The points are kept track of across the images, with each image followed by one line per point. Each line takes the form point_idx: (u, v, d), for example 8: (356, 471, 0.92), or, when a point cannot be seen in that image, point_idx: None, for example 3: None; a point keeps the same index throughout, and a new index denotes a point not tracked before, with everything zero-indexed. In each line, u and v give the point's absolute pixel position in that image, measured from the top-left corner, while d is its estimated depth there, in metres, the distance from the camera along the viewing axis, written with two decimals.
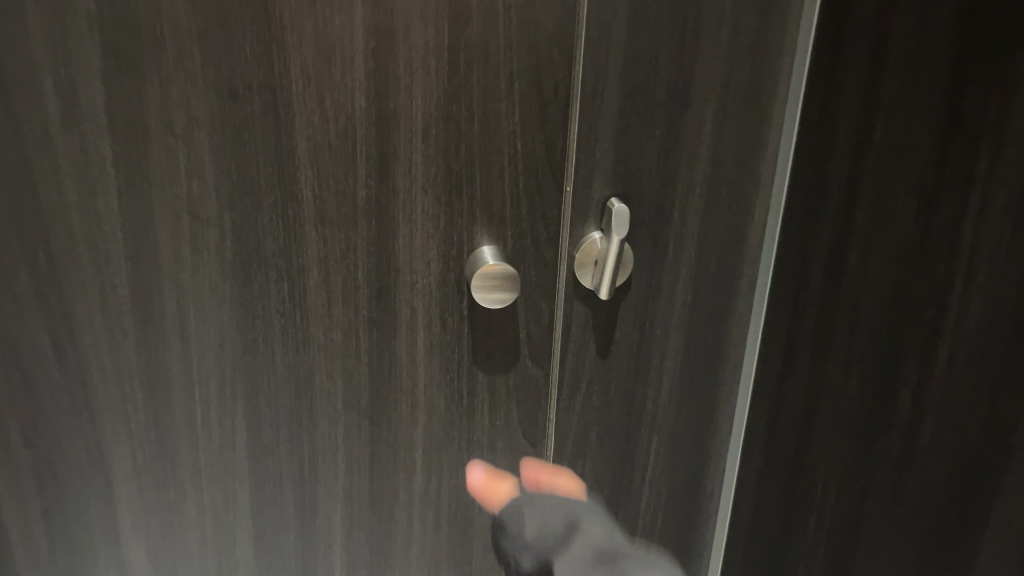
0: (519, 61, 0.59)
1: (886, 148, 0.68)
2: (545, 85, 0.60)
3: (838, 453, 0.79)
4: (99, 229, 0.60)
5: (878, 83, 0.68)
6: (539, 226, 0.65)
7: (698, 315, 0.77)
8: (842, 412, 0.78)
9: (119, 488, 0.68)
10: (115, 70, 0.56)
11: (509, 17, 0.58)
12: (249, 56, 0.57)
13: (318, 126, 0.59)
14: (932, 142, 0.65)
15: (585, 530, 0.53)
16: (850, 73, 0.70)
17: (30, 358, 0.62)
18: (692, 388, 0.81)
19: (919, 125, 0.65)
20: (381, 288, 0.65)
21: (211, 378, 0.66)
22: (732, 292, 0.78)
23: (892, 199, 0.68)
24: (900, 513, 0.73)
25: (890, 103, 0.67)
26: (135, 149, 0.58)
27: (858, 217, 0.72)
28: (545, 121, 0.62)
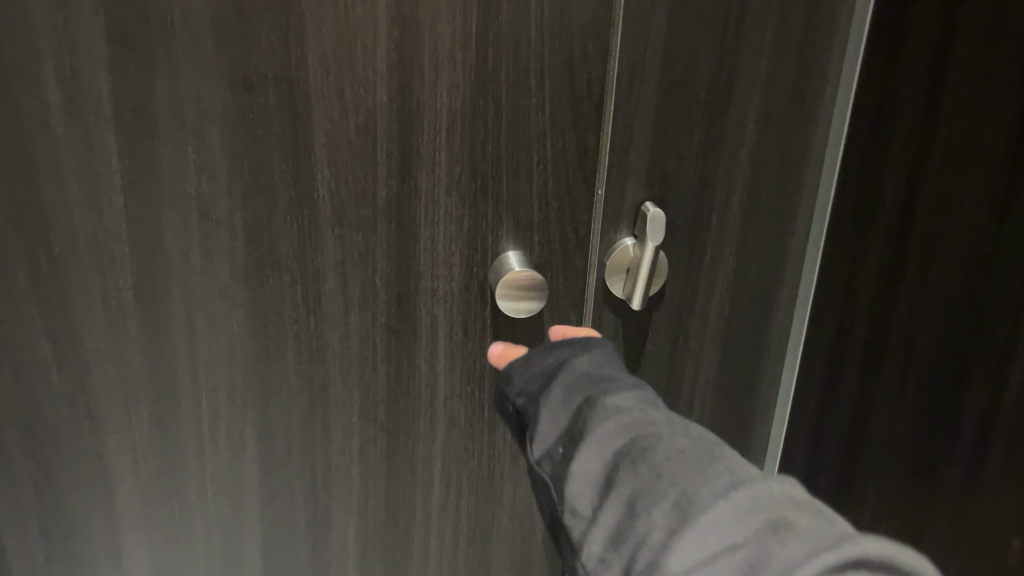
0: (551, 54, 0.56)
1: (953, 151, 0.62)
2: (578, 80, 0.57)
3: (890, 481, 0.72)
4: (103, 227, 0.56)
5: (944, 80, 0.62)
6: (569, 231, 0.62)
7: (732, 326, 0.73)
8: (896, 436, 0.71)
9: (121, 501, 0.65)
10: (123, 59, 0.53)
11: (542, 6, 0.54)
12: (265, 45, 0.53)
13: (338, 121, 0.56)
14: (1002, 142, 0.58)
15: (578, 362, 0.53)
16: (912, 70, 0.65)
17: (29, 363, 0.59)
18: (725, 405, 0.77)
19: (991, 128, 0.59)
20: (401, 295, 0.61)
21: (220, 387, 0.62)
22: (772, 304, 0.74)
23: (957, 205, 0.62)
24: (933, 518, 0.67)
25: (957, 100, 0.62)
26: (142, 143, 0.55)
27: (919, 225, 0.66)
28: (578, 119, 0.58)
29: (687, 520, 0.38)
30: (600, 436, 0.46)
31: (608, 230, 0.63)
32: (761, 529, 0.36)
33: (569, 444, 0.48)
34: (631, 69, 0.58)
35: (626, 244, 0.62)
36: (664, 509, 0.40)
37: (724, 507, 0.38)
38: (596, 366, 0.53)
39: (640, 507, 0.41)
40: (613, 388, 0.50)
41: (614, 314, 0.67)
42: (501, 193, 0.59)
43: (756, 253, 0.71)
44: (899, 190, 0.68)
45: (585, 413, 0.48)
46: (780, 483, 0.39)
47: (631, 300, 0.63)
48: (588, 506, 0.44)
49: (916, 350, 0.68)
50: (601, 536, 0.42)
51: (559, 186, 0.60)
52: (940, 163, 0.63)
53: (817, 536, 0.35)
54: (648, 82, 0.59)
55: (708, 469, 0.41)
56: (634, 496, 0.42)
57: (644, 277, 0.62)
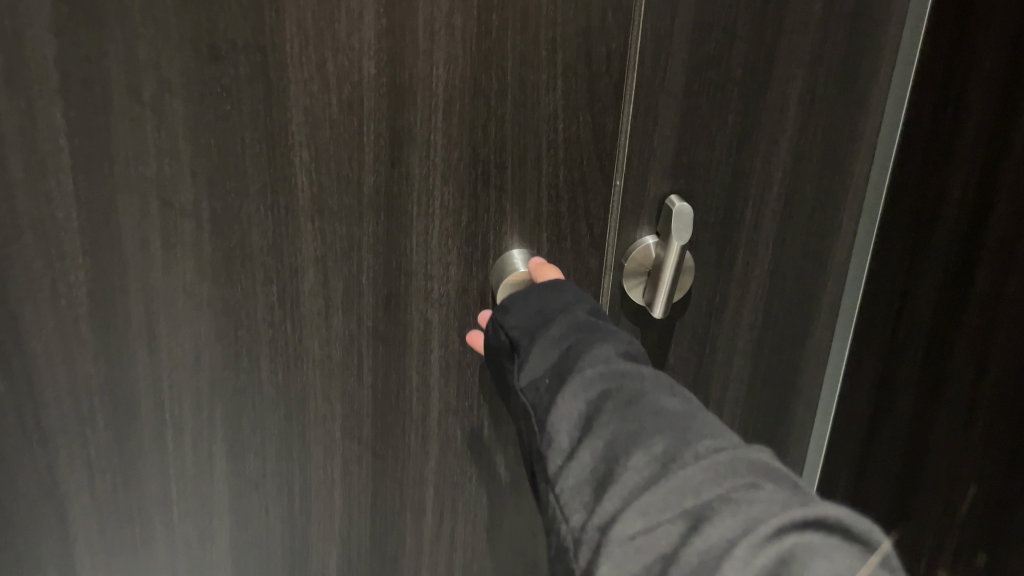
0: (565, 22, 0.48)
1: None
2: (596, 52, 0.49)
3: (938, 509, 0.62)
4: (50, 214, 0.50)
5: None
6: (582, 229, 0.54)
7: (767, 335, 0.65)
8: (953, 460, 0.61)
9: (75, 522, 0.58)
10: (70, 20, 0.46)
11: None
12: (234, 7, 0.46)
13: (318, 96, 0.49)
14: None
15: (579, 307, 0.49)
16: (989, 45, 0.56)
17: None
18: (751, 421, 0.70)
19: None
20: (390, 296, 0.54)
21: (184, 396, 0.55)
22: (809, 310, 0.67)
23: None
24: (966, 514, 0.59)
25: None
26: (94, 118, 0.48)
27: (992, 222, 0.57)
28: (594, 98, 0.51)
29: (665, 471, 0.35)
30: (589, 377, 0.42)
31: (625, 226, 0.55)
32: (740, 489, 0.33)
33: (554, 380, 0.44)
34: (656, 43, 0.51)
35: (648, 241, 0.56)
36: (644, 456, 0.36)
37: (706, 461, 0.35)
38: (592, 312, 0.49)
39: (620, 453, 0.38)
40: (608, 336, 0.46)
41: (632, 322, 0.59)
42: (505, 183, 0.52)
43: (792, 256, 0.63)
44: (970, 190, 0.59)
45: (576, 355, 0.45)
46: (763, 452, 0.36)
47: (653, 306, 0.56)
48: (568, 443, 0.41)
49: (977, 377, 0.59)
50: (573, 477, 0.39)
51: (570, 176, 0.52)
52: (1015, 161, 0.54)
53: (786, 500, 0.32)
54: (674, 59, 0.51)
55: (693, 427, 0.38)
56: (614, 440, 0.38)
57: (665, 280, 0.55)
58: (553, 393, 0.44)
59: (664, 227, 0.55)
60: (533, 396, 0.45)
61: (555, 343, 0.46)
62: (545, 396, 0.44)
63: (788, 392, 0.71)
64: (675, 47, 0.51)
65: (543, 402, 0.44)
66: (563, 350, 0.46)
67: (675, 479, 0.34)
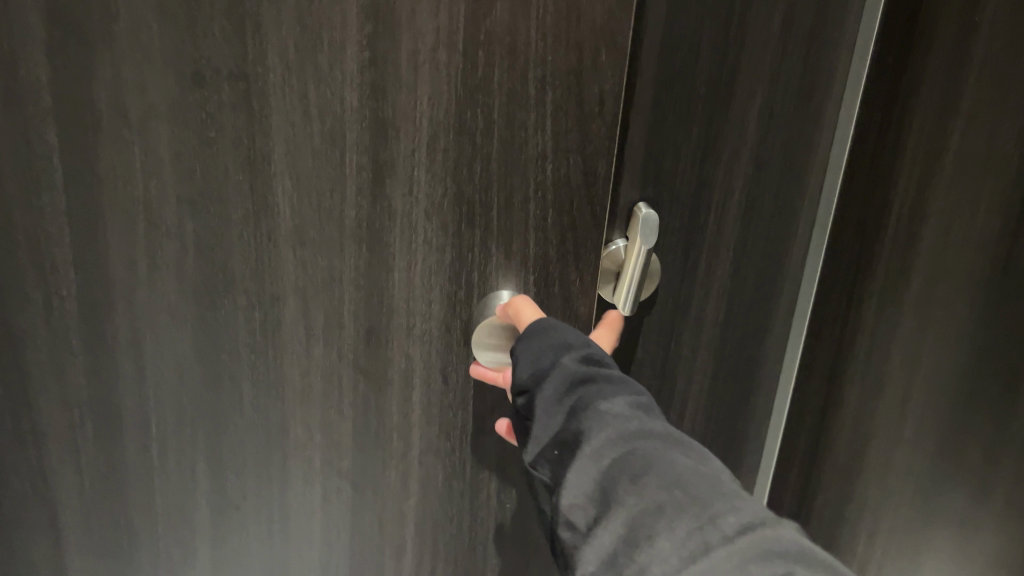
0: (557, 61, 0.46)
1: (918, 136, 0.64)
2: (589, 92, 0.47)
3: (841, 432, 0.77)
4: (45, 228, 0.51)
5: (926, 78, 0.63)
6: (572, 274, 0.51)
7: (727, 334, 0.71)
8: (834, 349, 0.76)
9: (66, 523, 0.59)
10: (63, 43, 0.47)
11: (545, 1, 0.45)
12: (217, 34, 0.46)
13: (299, 125, 0.48)
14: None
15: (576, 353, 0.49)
16: (914, 63, 0.63)
17: None
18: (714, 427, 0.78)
19: (997, 134, 0.58)
20: (371, 331, 0.52)
21: (168, 413, 0.55)
22: (773, 290, 0.73)
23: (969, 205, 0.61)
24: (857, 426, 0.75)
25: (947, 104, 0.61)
26: (86, 139, 0.49)
27: (893, 193, 0.67)
28: (588, 140, 0.48)
29: (693, 558, 0.37)
30: (600, 445, 0.44)
31: None
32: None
33: (565, 446, 0.46)
34: None
35: (615, 247, 0.57)
36: (668, 540, 0.38)
37: (733, 548, 0.37)
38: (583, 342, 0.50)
39: (640, 534, 0.39)
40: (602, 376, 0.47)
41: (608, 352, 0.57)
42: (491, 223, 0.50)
43: (755, 258, 0.69)
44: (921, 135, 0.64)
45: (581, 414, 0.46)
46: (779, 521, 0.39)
47: (619, 307, 0.56)
48: (585, 520, 0.42)
49: (901, 347, 0.69)
50: (593, 557, 0.40)
51: (561, 219, 0.50)
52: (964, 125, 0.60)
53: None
54: None
55: (708, 495, 0.40)
56: (634, 517, 0.40)
57: (633, 278, 0.55)
58: (566, 461, 0.45)
59: (632, 235, 0.56)
60: (548, 460, 0.46)
61: (560, 398, 0.47)
62: (561, 462, 0.46)
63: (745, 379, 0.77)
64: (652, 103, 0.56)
65: (559, 472, 0.45)
66: (568, 407, 0.47)
67: (705, 567, 0.36)
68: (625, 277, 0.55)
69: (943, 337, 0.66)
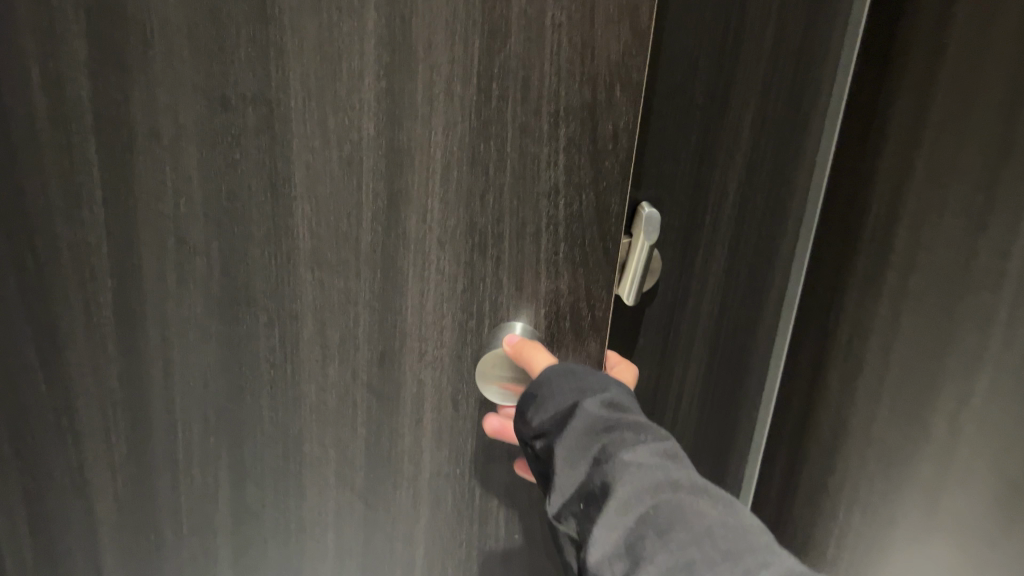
0: (572, 96, 0.46)
1: (902, 117, 0.65)
2: (603, 127, 0.46)
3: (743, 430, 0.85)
4: (84, 240, 0.54)
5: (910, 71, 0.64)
6: (583, 309, 0.51)
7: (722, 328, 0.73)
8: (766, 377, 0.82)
9: (100, 519, 0.62)
10: (103, 66, 0.49)
11: (559, 37, 0.44)
12: (244, 61, 0.48)
13: (319, 151, 0.49)
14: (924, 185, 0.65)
15: (594, 397, 0.47)
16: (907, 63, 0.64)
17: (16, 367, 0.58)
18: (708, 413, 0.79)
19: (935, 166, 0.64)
20: (384, 353, 0.53)
21: (195, 420, 0.58)
22: (762, 302, 0.75)
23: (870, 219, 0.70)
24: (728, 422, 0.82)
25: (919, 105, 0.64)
26: (122, 157, 0.51)
27: (876, 200, 0.69)
28: (603, 176, 0.47)
29: None
30: (626, 499, 0.42)
31: None
32: None
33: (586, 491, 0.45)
34: None
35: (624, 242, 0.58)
36: None
37: None
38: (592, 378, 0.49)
39: None
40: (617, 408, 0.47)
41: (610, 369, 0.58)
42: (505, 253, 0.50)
43: (746, 254, 0.70)
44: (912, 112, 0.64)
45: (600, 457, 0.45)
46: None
47: (623, 294, 0.58)
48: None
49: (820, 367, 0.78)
50: None
51: (575, 254, 0.49)
52: (930, 136, 0.64)
53: None
54: None
55: (742, 556, 0.39)
56: None
57: (633, 273, 0.57)
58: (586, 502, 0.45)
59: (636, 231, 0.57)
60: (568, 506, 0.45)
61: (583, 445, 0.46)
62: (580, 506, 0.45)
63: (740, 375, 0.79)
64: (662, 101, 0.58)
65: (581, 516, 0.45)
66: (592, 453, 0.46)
67: None
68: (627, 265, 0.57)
69: (919, 314, 0.68)
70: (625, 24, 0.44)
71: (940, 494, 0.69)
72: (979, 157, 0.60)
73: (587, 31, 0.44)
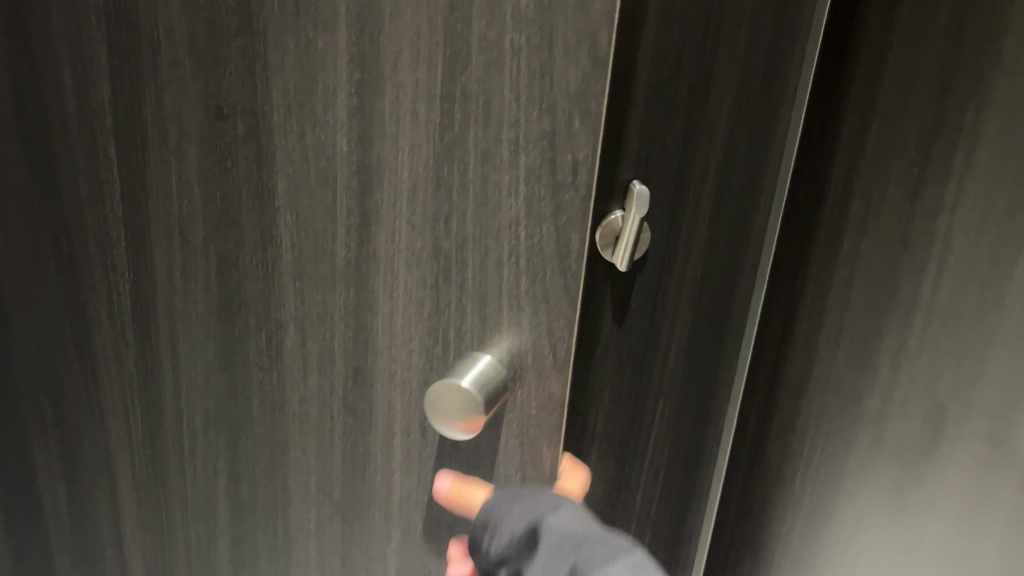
0: (531, 123, 0.43)
1: (849, 132, 0.74)
2: (564, 158, 0.43)
3: (694, 442, 0.78)
4: (108, 232, 0.58)
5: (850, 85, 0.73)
6: (544, 347, 0.48)
7: (691, 334, 0.71)
8: (721, 380, 0.78)
9: (122, 493, 0.67)
10: (122, 72, 0.52)
11: (519, 61, 0.42)
12: (234, 73, 0.49)
13: (298, 165, 0.50)
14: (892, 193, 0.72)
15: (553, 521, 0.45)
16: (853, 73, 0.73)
17: (56, 341, 0.63)
18: (678, 409, 0.75)
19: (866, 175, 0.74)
20: (357, 370, 0.53)
21: (197, 413, 0.60)
22: (732, 293, 0.73)
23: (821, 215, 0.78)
24: (691, 439, 0.78)
25: (860, 113, 0.73)
26: (137, 157, 0.54)
27: (829, 194, 0.77)
28: (567, 210, 0.45)
29: None
30: None
31: None
32: None
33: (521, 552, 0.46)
34: None
35: (616, 216, 0.59)
36: None
37: None
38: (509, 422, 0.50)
39: None
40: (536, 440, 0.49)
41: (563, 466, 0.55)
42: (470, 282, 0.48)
43: (720, 246, 0.69)
44: (855, 113, 0.73)
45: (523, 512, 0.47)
46: None
47: (615, 261, 0.61)
48: None
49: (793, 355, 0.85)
50: None
51: (538, 289, 0.47)
52: (868, 149, 0.73)
53: None
54: None
55: None
56: None
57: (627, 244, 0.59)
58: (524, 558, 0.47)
59: (628, 206, 0.59)
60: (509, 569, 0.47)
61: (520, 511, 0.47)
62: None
63: (712, 372, 0.76)
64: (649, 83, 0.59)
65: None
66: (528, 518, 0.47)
67: None
68: (622, 237, 0.59)
69: (867, 291, 0.76)
70: (584, 50, 0.41)
71: (884, 429, 0.79)
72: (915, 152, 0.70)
73: (547, 57, 0.42)
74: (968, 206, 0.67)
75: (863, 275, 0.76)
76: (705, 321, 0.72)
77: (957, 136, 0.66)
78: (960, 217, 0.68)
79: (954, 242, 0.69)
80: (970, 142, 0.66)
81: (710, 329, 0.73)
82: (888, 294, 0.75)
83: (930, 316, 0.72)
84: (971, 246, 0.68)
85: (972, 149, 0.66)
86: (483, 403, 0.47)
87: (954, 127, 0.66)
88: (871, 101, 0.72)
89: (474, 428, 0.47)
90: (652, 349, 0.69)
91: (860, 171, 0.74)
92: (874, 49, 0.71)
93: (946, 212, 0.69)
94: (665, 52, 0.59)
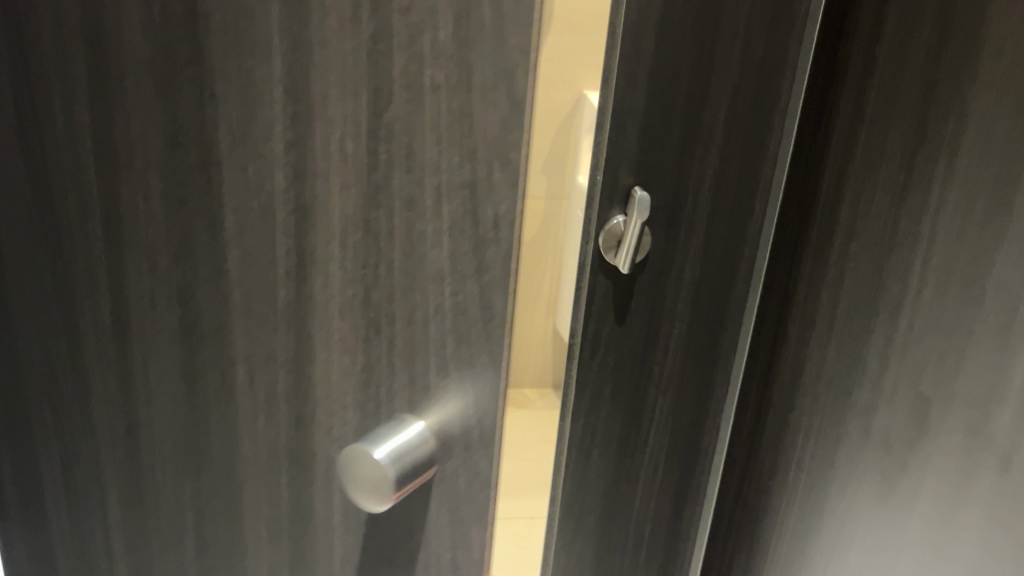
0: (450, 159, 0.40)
1: (838, 145, 0.71)
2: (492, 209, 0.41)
3: (679, 446, 0.76)
4: (43, 273, 0.51)
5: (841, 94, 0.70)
6: (473, 397, 0.46)
7: (689, 347, 0.70)
8: (721, 397, 0.75)
9: (93, 540, 0.62)
10: (28, 86, 0.45)
11: (430, 103, 0.39)
12: (169, 95, 0.42)
13: (242, 199, 0.44)
14: (880, 197, 0.69)
15: None
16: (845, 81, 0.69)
17: (43, 402, 0.57)
18: (678, 425, 0.75)
19: (869, 200, 0.70)
20: (299, 418, 0.50)
21: (151, 456, 0.56)
22: (729, 296, 0.69)
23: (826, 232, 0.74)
24: (682, 448, 0.77)
25: (852, 125, 0.70)
26: (80, 194, 0.47)
27: (818, 205, 0.74)
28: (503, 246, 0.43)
29: None
30: None
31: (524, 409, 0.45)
32: None
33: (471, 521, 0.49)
34: None
35: (619, 221, 0.59)
36: None
37: None
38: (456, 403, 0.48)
39: None
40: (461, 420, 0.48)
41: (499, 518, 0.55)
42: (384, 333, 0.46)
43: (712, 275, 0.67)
44: (848, 124, 0.70)
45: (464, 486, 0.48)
46: None
47: (614, 262, 0.61)
48: None
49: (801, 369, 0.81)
50: None
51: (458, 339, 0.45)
52: (857, 159, 0.70)
53: None
54: None
55: None
56: None
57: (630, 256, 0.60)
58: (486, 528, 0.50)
59: (629, 209, 0.59)
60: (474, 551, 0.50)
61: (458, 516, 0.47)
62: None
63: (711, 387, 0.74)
64: (646, 92, 0.56)
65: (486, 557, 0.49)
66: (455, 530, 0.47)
67: None
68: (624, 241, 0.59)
69: (853, 293, 0.74)
70: (502, 91, 0.38)
71: (872, 423, 0.76)
72: (901, 169, 0.67)
73: (475, 90, 0.38)
74: (944, 234, 0.65)
75: (852, 278, 0.73)
76: (698, 324, 0.69)
77: (930, 161, 0.65)
78: (946, 232, 0.65)
79: (937, 242, 0.66)
80: (945, 168, 0.64)
81: (703, 323, 0.70)
82: (874, 291, 0.72)
83: (916, 311, 0.69)
84: (951, 251, 0.65)
85: (946, 181, 0.64)
86: (394, 478, 0.46)
87: (930, 152, 0.65)
88: (857, 116, 0.69)
89: (385, 504, 0.46)
90: (654, 331, 0.67)
91: (851, 180, 0.71)
92: (865, 54, 0.67)
93: (926, 237, 0.67)
94: (674, 51, 0.55)
